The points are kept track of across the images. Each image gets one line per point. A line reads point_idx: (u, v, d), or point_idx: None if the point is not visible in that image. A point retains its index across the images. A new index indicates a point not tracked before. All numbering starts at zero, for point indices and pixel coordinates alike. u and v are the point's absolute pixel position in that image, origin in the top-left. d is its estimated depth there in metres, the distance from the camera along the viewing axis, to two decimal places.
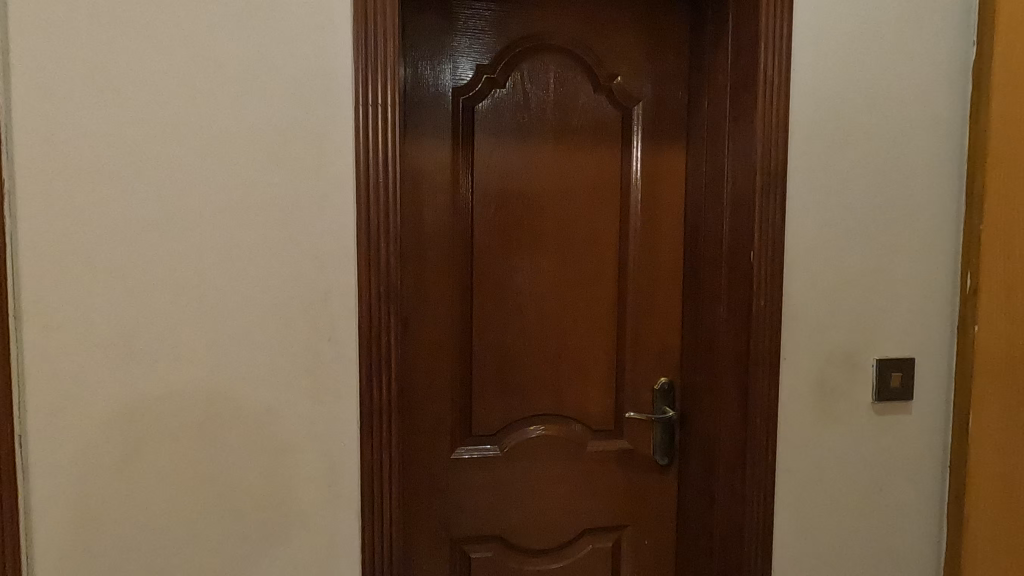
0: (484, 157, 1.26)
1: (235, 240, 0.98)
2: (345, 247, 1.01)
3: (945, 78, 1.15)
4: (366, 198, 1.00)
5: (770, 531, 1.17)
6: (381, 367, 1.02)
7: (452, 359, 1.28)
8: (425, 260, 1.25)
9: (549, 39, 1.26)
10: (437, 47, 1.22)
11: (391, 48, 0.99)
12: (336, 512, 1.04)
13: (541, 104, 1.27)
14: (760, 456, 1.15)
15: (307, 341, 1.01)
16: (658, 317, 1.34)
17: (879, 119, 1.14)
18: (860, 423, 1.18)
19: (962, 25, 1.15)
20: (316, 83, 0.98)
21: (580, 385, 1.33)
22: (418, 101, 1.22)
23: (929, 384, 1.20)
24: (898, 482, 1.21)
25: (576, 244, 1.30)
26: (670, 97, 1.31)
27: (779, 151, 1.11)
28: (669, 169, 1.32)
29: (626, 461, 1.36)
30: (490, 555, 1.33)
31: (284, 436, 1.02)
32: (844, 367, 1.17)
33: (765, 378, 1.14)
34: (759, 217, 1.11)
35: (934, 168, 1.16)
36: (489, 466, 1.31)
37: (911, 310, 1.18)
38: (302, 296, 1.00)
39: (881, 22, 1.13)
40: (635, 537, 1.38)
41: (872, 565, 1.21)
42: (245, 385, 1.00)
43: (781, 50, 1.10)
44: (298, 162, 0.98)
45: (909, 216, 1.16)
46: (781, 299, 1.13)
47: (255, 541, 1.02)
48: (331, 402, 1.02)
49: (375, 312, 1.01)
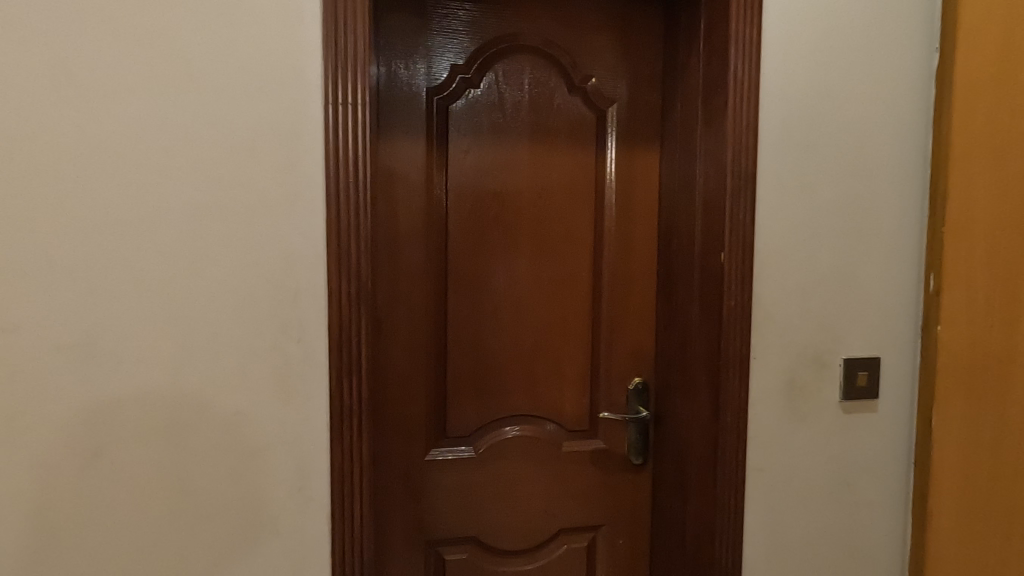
0: (459, 157, 1.26)
1: (201, 240, 0.96)
2: (315, 247, 1.00)
3: (909, 83, 1.18)
4: (335, 198, 0.99)
5: (741, 528, 1.18)
6: (351, 369, 1.01)
7: (427, 359, 1.27)
8: (400, 261, 1.24)
9: (524, 40, 1.26)
10: (411, 46, 1.21)
11: (362, 47, 0.98)
12: (306, 516, 1.03)
13: (516, 104, 1.27)
14: (731, 455, 1.16)
15: (277, 343, 1.00)
16: (632, 318, 1.35)
17: (846, 123, 1.16)
18: (828, 422, 1.20)
19: (926, 32, 1.18)
20: (285, 81, 0.97)
21: (555, 385, 1.33)
22: (392, 101, 1.21)
23: (894, 383, 1.22)
24: (865, 480, 1.23)
25: (551, 244, 1.31)
26: (644, 99, 1.32)
27: (749, 153, 1.12)
28: (644, 170, 1.33)
29: (601, 460, 1.37)
30: (464, 556, 1.33)
31: (253, 439, 1.00)
32: (812, 367, 1.19)
33: (736, 378, 1.15)
34: (729, 218, 1.12)
35: (899, 171, 1.19)
36: (463, 467, 1.30)
37: (877, 311, 1.20)
38: (271, 298, 0.99)
39: (847, 28, 1.15)
40: (610, 537, 1.39)
41: (840, 560, 1.24)
42: (214, 387, 0.98)
43: (751, 54, 1.11)
44: (267, 162, 0.97)
45: (875, 218, 1.19)
46: (751, 300, 1.15)
47: (224, 547, 1.01)
48: (300, 404, 1.01)
49: (345, 313, 1.00)
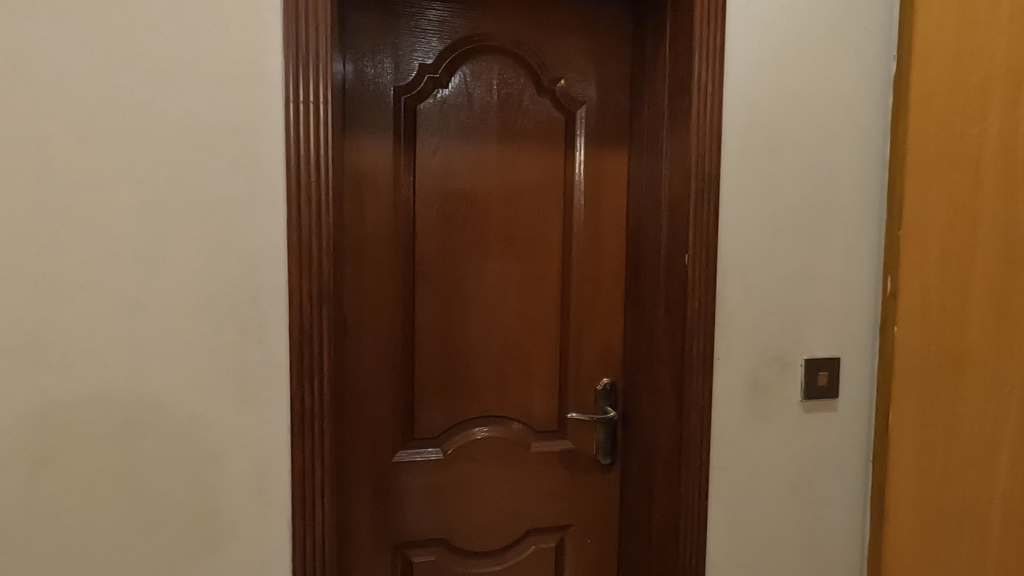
0: (427, 157, 1.25)
1: (155, 238, 0.94)
2: (275, 247, 0.98)
3: (868, 90, 1.20)
4: (297, 198, 0.97)
5: (705, 526, 1.20)
6: (313, 371, 1.00)
7: (394, 360, 1.26)
8: (365, 261, 1.23)
9: (493, 41, 1.26)
10: (378, 45, 1.20)
11: (324, 45, 0.97)
12: (265, 520, 1.01)
13: (484, 105, 1.27)
14: (695, 454, 1.18)
15: (235, 344, 0.98)
16: (600, 319, 1.36)
17: (807, 128, 1.18)
18: (789, 421, 1.23)
19: (884, 40, 1.21)
20: (246, 80, 0.95)
21: (523, 386, 1.34)
22: (359, 99, 1.20)
23: (852, 383, 1.25)
24: (825, 478, 1.25)
25: (520, 244, 1.31)
26: (613, 102, 1.33)
27: (712, 157, 1.14)
28: (612, 173, 1.34)
29: (569, 461, 1.37)
30: (432, 558, 1.32)
31: (212, 441, 0.98)
32: (774, 367, 1.21)
33: (700, 379, 1.16)
34: (693, 221, 1.14)
35: (858, 175, 1.21)
36: (431, 468, 1.30)
37: (837, 312, 1.23)
38: (229, 298, 0.97)
39: (808, 35, 1.17)
40: (578, 537, 1.39)
41: (799, 556, 1.26)
42: (170, 389, 0.96)
43: (714, 58, 1.12)
44: (226, 160, 0.95)
45: (834, 221, 1.21)
46: (714, 301, 1.16)
47: (180, 551, 0.99)
48: (260, 407, 0.99)
49: (307, 315, 0.99)
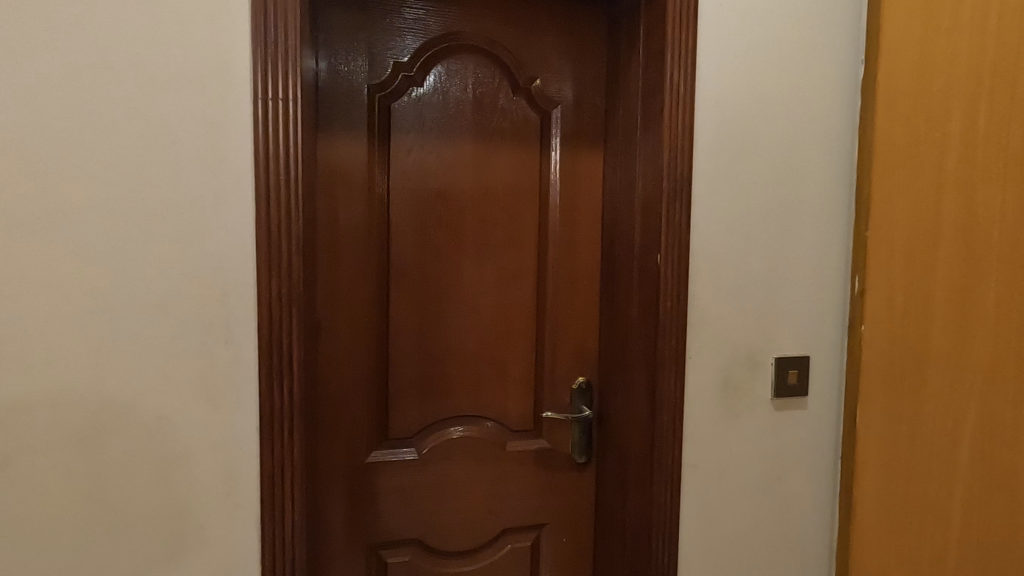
0: (402, 156, 1.25)
1: (120, 236, 0.92)
2: (244, 246, 0.97)
3: (837, 93, 1.22)
4: (266, 196, 0.96)
5: (677, 523, 1.21)
6: (282, 371, 0.99)
7: (368, 359, 1.25)
8: (339, 260, 1.22)
9: (469, 40, 1.26)
10: (352, 42, 1.19)
11: (293, 41, 0.96)
12: (233, 523, 1.00)
13: (460, 104, 1.27)
14: (668, 452, 1.19)
15: (202, 345, 0.96)
16: (576, 318, 1.36)
17: (777, 130, 1.20)
18: (759, 419, 1.24)
19: (852, 44, 1.23)
20: (213, 76, 0.94)
21: (498, 386, 1.34)
22: (332, 97, 1.19)
23: (822, 382, 1.27)
24: (794, 475, 1.27)
25: (496, 243, 1.31)
26: (588, 102, 1.33)
27: (685, 158, 1.15)
28: (588, 173, 1.34)
29: (545, 460, 1.37)
30: (407, 559, 1.32)
31: (178, 443, 0.97)
32: (745, 365, 1.22)
33: (672, 378, 1.18)
34: (666, 221, 1.15)
35: (827, 176, 1.23)
36: (406, 469, 1.29)
37: (806, 312, 1.25)
38: (195, 298, 0.96)
39: (777, 39, 1.19)
40: (554, 536, 1.40)
41: (770, 551, 1.28)
42: (135, 391, 0.94)
43: (686, 59, 1.13)
44: (192, 157, 0.94)
45: (804, 222, 1.23)
46: (686, 300, 1.17)
47: (146, 554, 0.97)
48: (228, 407, 0.98)
49: (276, 314, 0.98)
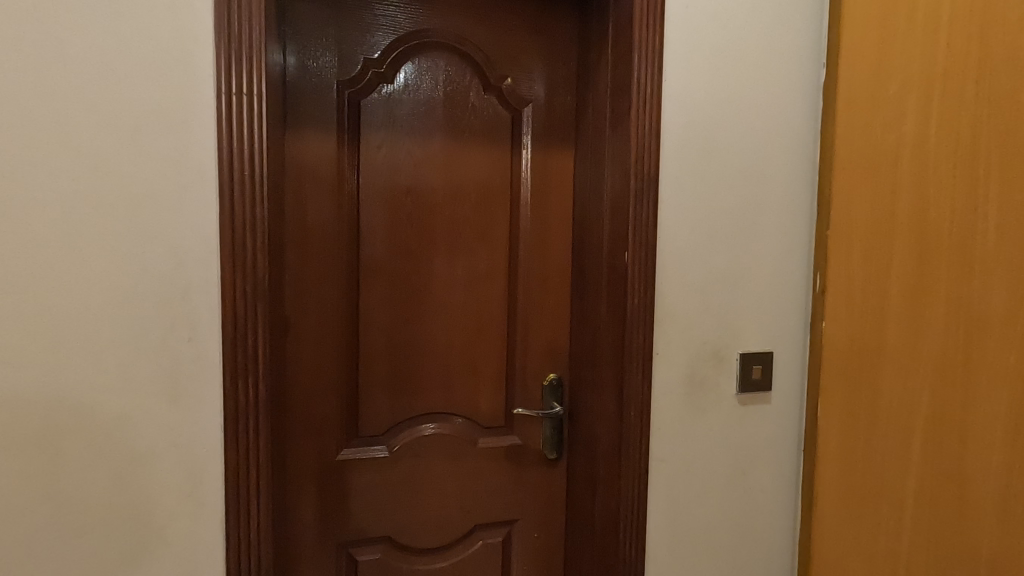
0: (372, 152, 1.24)
1: (78, 232, 0.90)
2: (207, 242, 0.96)
3: (799, 95, 1.26)
4: (229, 191, 0.95)
5: (644, 516, 1.23)
6: (248, 370, 0.98)
7: (339, 357, 1.25)
8: (308, 258, 1.21)
9: (439, 37, 1.26)
10: (321, 37, 1.19)
11: (257, 34, 0.95)
12: (197, 521, 0.99)
13: (431, 100, 1.27)
14: (635, 447, 1.21)
15: (165, 342, 0.95)
16: (547, 315, 1.37)
17: (741, 131, 1.23)
18: (725, 414, 1.27)
19: (814, 48, 1.26)
20: (174, 69, 0.92)
21: (468, 383, 1.34)
22: (300, 93, 1.18)
23: (785, 376, 1.30)
24: (759, 467, 1.31)
25: (467, 240, 1.31)
26: (559, 101, 1.34)
27: (652, 157, 1.17)
28: (559, 171, 1.36)
29: (516, 456, 1.38)
30: (377, 556, 1.32)
31: (140, 442, 0.95)
32: (710, 361, 1.25)
33: (639, 373, 1.20)
34: (633, 219, 1.17)
35: (790, 177, 1.26)
36: (376, 466, 1.29)
37: (770, 308, 1.28)
38: (157, 295, 0.94)
39: (741, 42, 1.21)
40: (525, 531, 1.41)
41: (735, 542, 1.31)
42: (93, 390, 0.93)
43: (652, 60, 1.15)
44: (153, 152, 0.92)
45: (767, 221, 1.26)
46: (653, 297, 1.19)
47: (106, 555, 0.95)
48: (192, 405, 0.97)
49: (240, 312, 0.96)
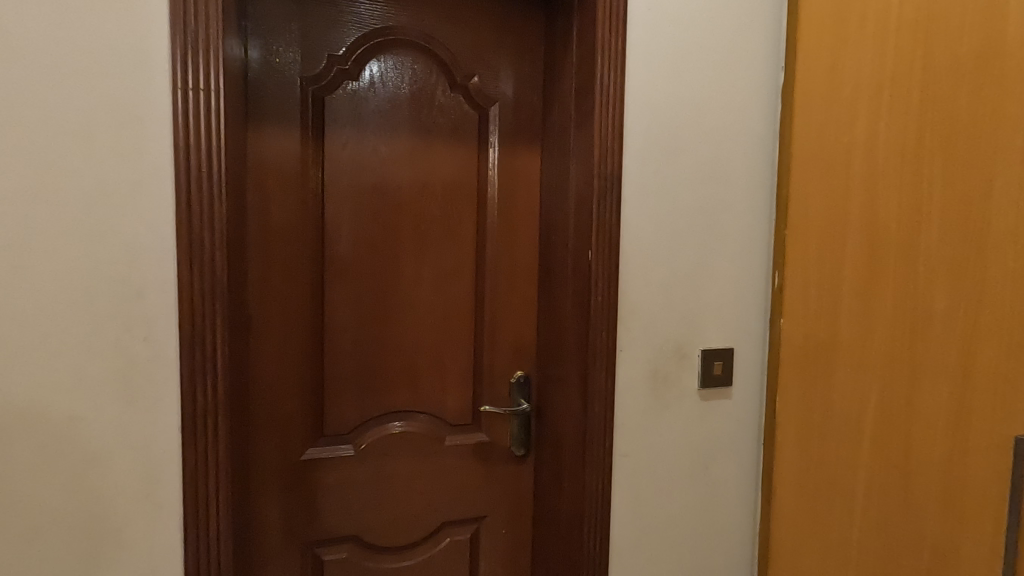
0: (337, 150, 1.23)
1: (25, 230, 0.88)
2: (164, 240, 0.94)
3: (758, 98, 1.29)
4: (186, 189, 0.93)
5: (608, 510, 1.25)
6: (206, 370, 0.96)
7: (303, 356, 1.24)
8: (271, 256, 1.20)
9: (405, 35, 1.26)
10: (284, 32, 1.17)
11: (215, 28, 0.93)
12: (154, 523, 0.97)
13: (397, 98, 1.26)
14: (599, 443, 1.23)
15: (119, 342, 0.93)
16: (515, 312, 1.38)
17: (703, 132, 1.25)
18: (687, 409, 1.30)
19: (772, 52, 1.30)
20: (127, 64, 0.91)
21: (436, 381, 1.34)
22: (262, 89, 1.17)
23: (744, 372, 1.34)
24: (720, 461, 1.34)
25: (433, 239, 1.31)
26: (526, 101, 1.35)
27: (615, 157, 1.18)
28: (525, 169, 1.36)
29: (483, 453, 1.39)
30: (343, 556, 1.31)
31: (94, 444, 0.94)
32: (673, 357, 1.27)
33: (603, 370, 1.21)
34: (597, 218, 1.19)
35: (749, 177, 1.30)
36: (342, 465, 1.28)
37: (731, 305, 1.31)
38: (111, 294, 0.93)
39: (702, 45, 1.24)
40: (493, 528, 1.41)
41: (697, 534, 1.34)
42: (44, 391, 0.91)
43: (615, 62, 1.17)
44: (105, 148, 0.91)
45: (727, 220, 1.29)
46: (617, 295, 1.21)
47: (58, 559, 0.93)
48: (148, 406, 0.95)
49: (198, 311, 0.95)
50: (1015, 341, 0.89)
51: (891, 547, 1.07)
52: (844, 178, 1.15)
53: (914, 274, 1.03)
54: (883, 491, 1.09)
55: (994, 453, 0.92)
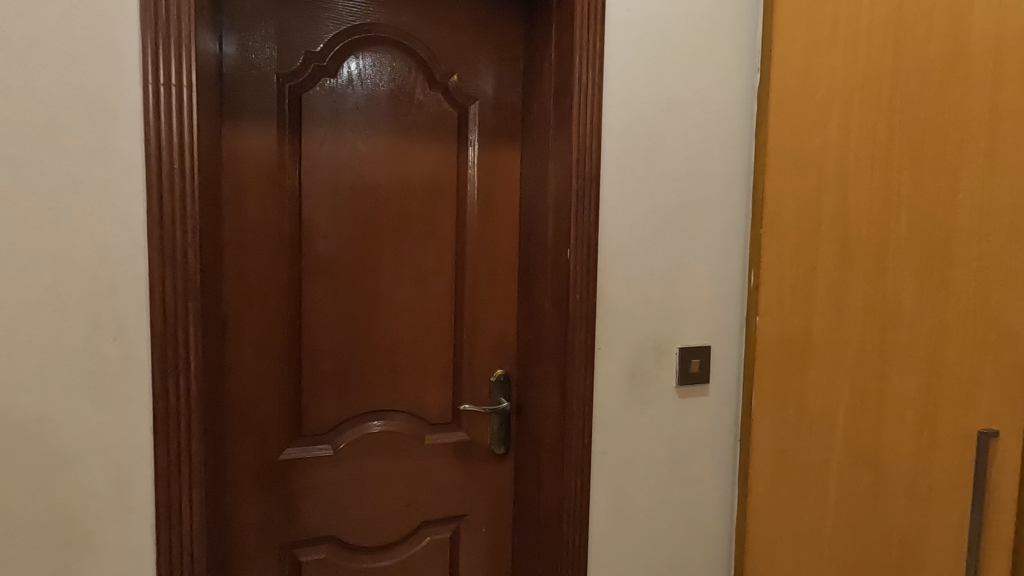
0: (314, 147, 1.22)
1: None
2: (134, 238, 0.93)
3: (734, 99, 1.31)
4: (159, 186, 0.92)
5: (587, 507, 1.26)
6: (178, 369, 0.95)
7: (281, 355, 1.23)
8: (247, 254, 1.18)
9: (384, 32, 1.25)
10: (260, 27, 1.16)
11: (187, 22, 0.92)
12: (126, 525, 0.95)
13: (375, 95, 1.26)
14: (578, 440, 1.24)
15: (89, 341, 0.92)
16: (495, 311, 1.38)
17: (680, 132, 1.27)
18: (665, 406, 1.31)
19: (748, 54, 1.31)
20: (96, 58, 0.89)
21: (415, 380, 1.34)
22: (238, 85, 1.16)
23: (721, 369, 1.36)
24: (697, 457, 1.35)
25: (412, 237, 1.31)
26: (505, 99, 1.35)
27: (594, 156, 1.19)
28: (505, 168, 1.36)
29: (463, 452, 1.39)
30: (322, 556, 1.30)
31: (63, 446, 0.92)
32: (651, 355, 1.29)
33: (582, 368, 1.22)
34: (576, 217, 1.19)
35: (726, 177, 1.32)
36: (320, 465, 1.27)
37: (708, 303, 1.33)
38: (80, 292, 0.91)
39: (680, 45, 1.25)
40: (473, 526, 1.42)
41: (675, 530, 1.35)
42: (10, 391, 0.89)
43: (593, 61, 1.18)
44: (74, 144, 0.89)
45: (704, 219, 1.30)
46: (595, 294, 1.22)
47: (25, 564, 0.91)
48: (119, 406, 0.94)
49: (170, 310, 0.94)
50: (979, 337, 0.92)
51: (862, 540, 1.10)
52: (817, 178, 1.17)
53: (884, 273, 1.05)
54: (854, 485, 1.11)
55: (959, 446, 0.95)
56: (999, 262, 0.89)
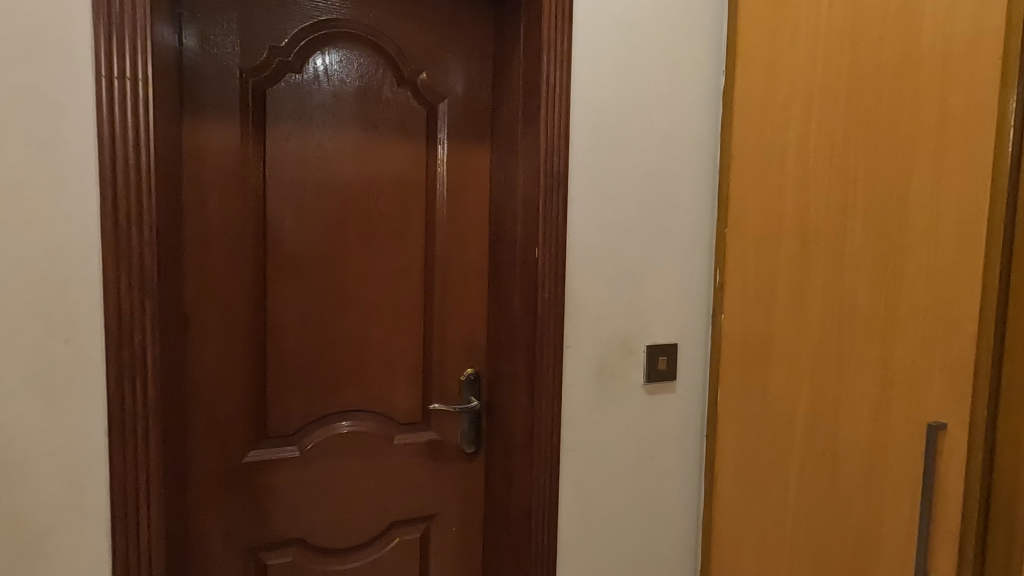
0: (279, 143, 1.20)
1: None
2: (87, 234, 0.89)
3: (700, 100, 1.33)
4: (113, 182, 0.89)
5: (556, 504, 1.27)
6: (135, 371, 0.92)
7: (245, 355, 1.20)
8: (209, 253, 1.16)
9: (351, 28, 1.23)
10: (222, 19, 1.13)
11: (140, 12, 0.89)
12: (80, 532, 0.92)
13: (342, 92, 1.24)
14: (547, 438, 1.24)
15: (40, 341, 0.89)
16: (465, 310, 1.38)
17: (647, 133, 1.28)
18: (633, 403, 1.33)
19: (713, 56, 1.34)
20: (46, 48, 0.86)
21: (384, 380, 1.33)
22: (199, 79, 1.13)
23: (688, 366, 1.38)
24: (665, 453, 1.38)
25: (380, 236, 1.29)
26: (475, 98, 1.35)
27: (561, 156, 1.20)
28: (474, 167, 1.36)
29: (433, 452, 1.38)
30: (289, 559, 1.28)
31: (13, 450, 0.89)
32: (619, 353, 1.30)
33: (550, 366, 1.23)
34: (544, 217, 1.20)
35: (692, 177, 1.34)
36: (286, 467, 1.25)
37: (675, 302, 1.35)
38: (30, 291, 0.88)
39: (647, 47, 1.27)
40: (443, 526, 1.41)
41: (643, 524, 1.37)
42: None
43: (561, 61, 1.18)
44: (22, 137, 0.86)
45: (670, 218, 1.32)
46: (564, 292, 1.23)
47: None
48: (71, 410, 0.91)
49: (125, 310, 0.91)
50: (929, 333, 0.95)
51: (821, 531, 1.13)
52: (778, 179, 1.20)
53: (841, 271, 1.08)
54: (813, 478, 1.14)
55: (910, 439, 0.98)
56: (947, 261, 0.93)
